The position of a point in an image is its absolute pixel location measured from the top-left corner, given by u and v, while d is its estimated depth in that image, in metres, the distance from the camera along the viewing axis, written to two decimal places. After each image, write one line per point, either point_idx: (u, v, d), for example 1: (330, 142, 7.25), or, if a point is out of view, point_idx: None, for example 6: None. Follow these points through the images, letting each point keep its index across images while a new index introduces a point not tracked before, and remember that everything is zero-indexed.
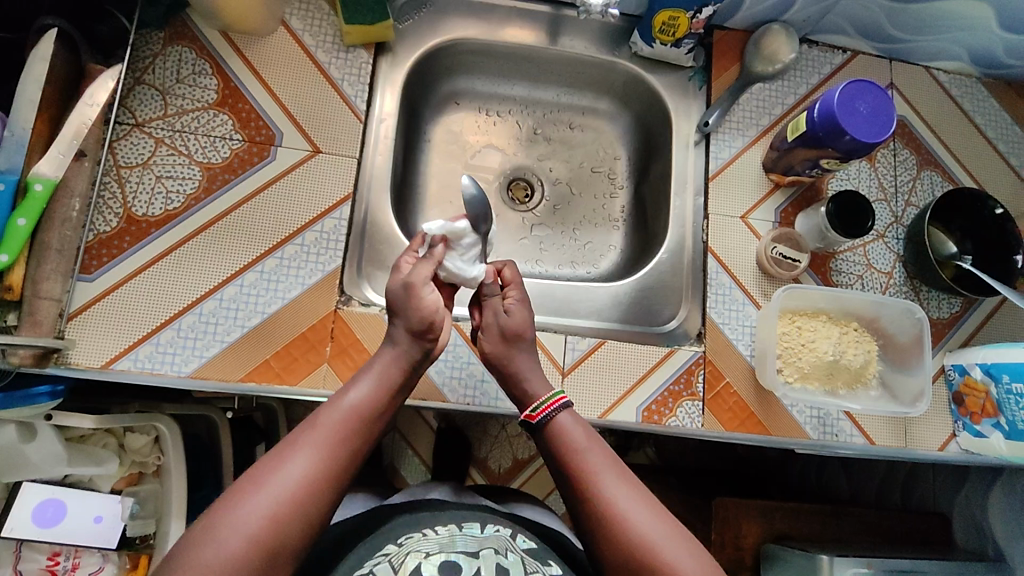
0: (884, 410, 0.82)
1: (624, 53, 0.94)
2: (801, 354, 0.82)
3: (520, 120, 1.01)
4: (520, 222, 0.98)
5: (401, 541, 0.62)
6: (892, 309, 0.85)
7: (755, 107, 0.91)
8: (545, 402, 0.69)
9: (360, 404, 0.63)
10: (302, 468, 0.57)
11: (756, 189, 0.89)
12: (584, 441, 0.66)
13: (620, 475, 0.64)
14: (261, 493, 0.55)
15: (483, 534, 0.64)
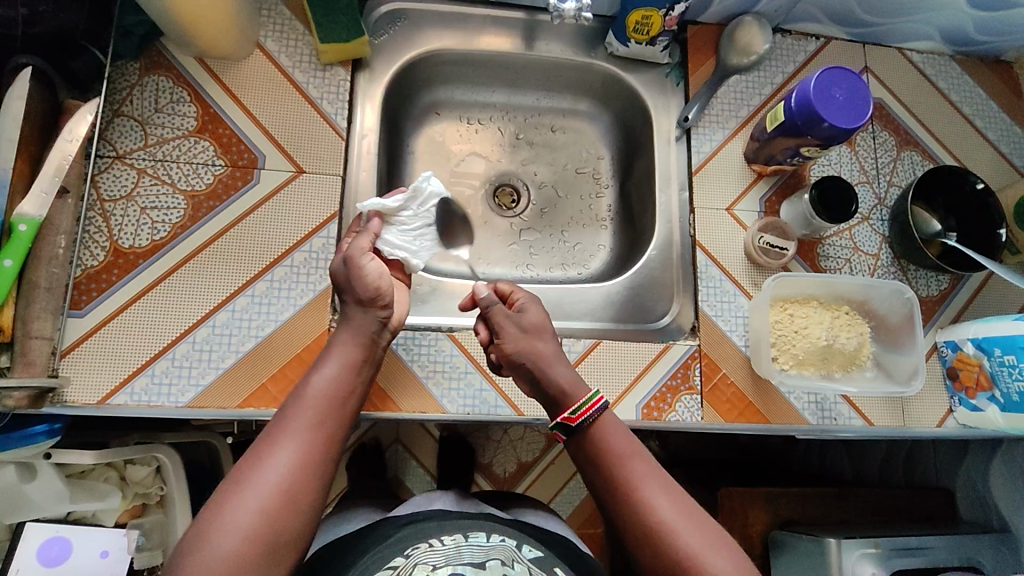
0: (880, 391, 0.83)
1: (600, 54, 0.94)
2: (793, 339, 0.83)
3: (502, 126, 1.01)
4: (508, 228, 0.98)
5: (408, 552, 0.62)
6: (879, 290, 0.86)
7: (734, 99, 0.92)
8: (585, 404, 0.67)
9: (329, 386, 0.63)
10: (285, 458, 0.58)
11: (739, 180, 0.90)
12: (625, 447, 0.66)
13: (661, 483, 0.64)
14: (251, 487, 0.56)
15: (489, 543, 0.64)
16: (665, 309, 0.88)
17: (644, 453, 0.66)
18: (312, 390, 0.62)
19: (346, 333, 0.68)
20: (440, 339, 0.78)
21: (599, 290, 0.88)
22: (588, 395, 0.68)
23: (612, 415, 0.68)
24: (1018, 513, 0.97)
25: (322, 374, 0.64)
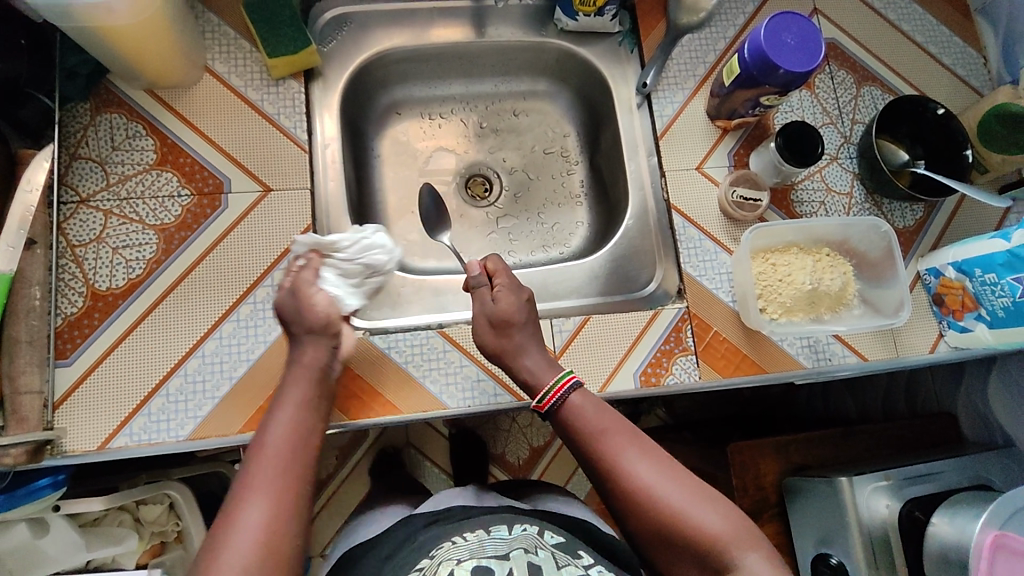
0: (868, 326, 0.84)
1: (551, 31, 0.94)
2: (778, 288, 0.83)
3: (464, 117, 1.01)
4: (485, 217, 0.98)
5: (433, 553, 0.62)
6: (857, 228, 0.86)
7: (689, 58, 0.92)
8: (554, 387, 0.69)
9: (284, 433, 0.59)
10: (259, 513, 0.53)
11: (706, 138, 0.90)
12: (599, 419, 0.67)
13: (639, 447, 0.65)
14: (230, 547, 0.51)
15: (512, 535, 0.64)
16: (649, 276, 0.88)
17: (619, 420, 0.67)
18: (268, 437, 0.59)
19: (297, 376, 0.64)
20: (431, 336, 0.76)
21: (583, 268, 0.90)
22: (557, 376, 0.70)
23: (583, 390, 0.69)
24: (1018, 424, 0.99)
25: (275, 418, 0.60)
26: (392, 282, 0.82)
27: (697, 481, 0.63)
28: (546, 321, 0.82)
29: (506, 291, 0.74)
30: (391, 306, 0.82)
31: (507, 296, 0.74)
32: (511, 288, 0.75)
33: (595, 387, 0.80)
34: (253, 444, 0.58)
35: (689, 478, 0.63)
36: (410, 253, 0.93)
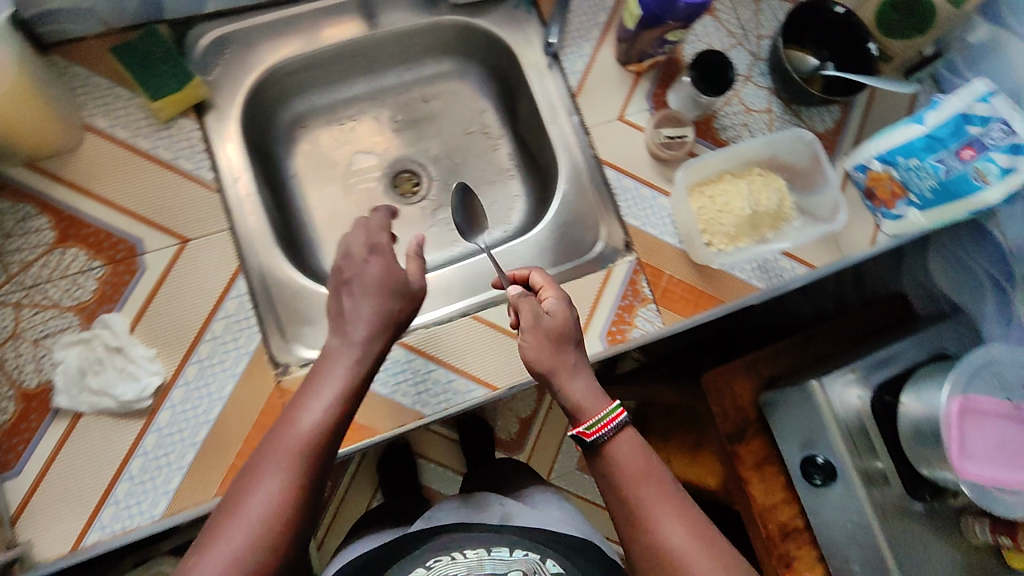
0: (812, 235, 0.85)
1: (443, 8, 0.89)
2: (718, 220, 0.85)
3: (375, 114, 0.97)
4: (420, 213, 0.96)
5: (429, 564, 0.71)
6: (783, 142, 0.88)
7: (589, 7, 0.89)
8: (610, 416, 0.62)
9: (318, 424, 0.58)
10: (282, 484, 0.55)
11: (621, 85, 0.88)
12: (641, 467, 0.61)
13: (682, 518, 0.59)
14: (235, 523, 0.54)
15: (513, 558, 0.71)
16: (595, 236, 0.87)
17: (665, 481, 0.61)
18: (302, 424, 0.58)
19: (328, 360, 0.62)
20: (391, 349, 0.75)
21: (530, 241, 0.87)
22: (609, 407, 0.62)
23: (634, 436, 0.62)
24: None
25: (309, 408, 0.59)
26: (337, 304, 0.79)
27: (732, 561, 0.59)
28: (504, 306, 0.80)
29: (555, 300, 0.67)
30: None
31: (558, 311, 0.65)
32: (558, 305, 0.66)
33: None
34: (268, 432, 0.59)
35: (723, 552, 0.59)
36: None
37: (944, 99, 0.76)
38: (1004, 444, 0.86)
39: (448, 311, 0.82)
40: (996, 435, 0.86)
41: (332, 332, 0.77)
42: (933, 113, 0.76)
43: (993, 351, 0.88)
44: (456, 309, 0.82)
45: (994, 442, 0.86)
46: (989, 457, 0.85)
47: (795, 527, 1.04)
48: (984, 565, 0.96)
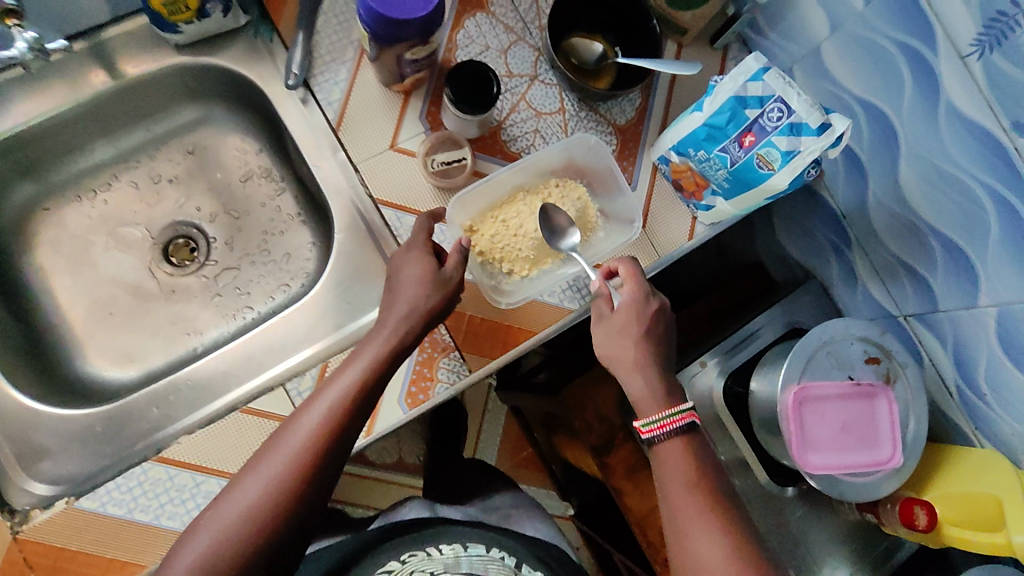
0: (612, 248, 0.79)
1: (167, 52, 0.78)
2: (508, 249, 0.78)
3: (131, 178, 0.87)
4: (202, 283, 0.88)
5: (403, 558, 0.72)
6: (573, 148, 0.80)
7: (339, 24, 0.78)
8: (673, 417, 0.68)
9: (350, 389, 0.64)
10: (293, 447, 0.61)
11: (388, 109, 0.77)
12: (681, 472, 0.66)
13: (695, 478, 0.66)
14: (270, 459, 0.61)
15: (490, 555, 0.73)
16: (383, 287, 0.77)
17: (708, 461, 0.68)
18: (337, 394, 0.64)
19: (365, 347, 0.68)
20: (149, 469, 0.69)
21: (303, 310, 0.76)
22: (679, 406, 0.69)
23: (699, 439, 0.69)
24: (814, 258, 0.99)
25: (337, 386, 0.65)
26: (76, 427, 0.71)
27: (747, 536, 0.63)
28: (280, 389, 0.72)
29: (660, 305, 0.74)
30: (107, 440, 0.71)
31: (627, 313, 0.72)
32: (639, 306, 0.72)
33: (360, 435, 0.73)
34: (312, 399, 0.65)
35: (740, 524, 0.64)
36: (118, 363, 0.82)
37: (717, 83, 0.67)
38: (850, 425, 0.82)
39: (217, 405, 0.73)
40: (840, 417, 0.82)
41: (85, 452, 0.71)
42: (709, 99, 0.68)
43: (828, 330, 0.83)
44: (227, 400, 0.74)
45: (839, 425, 0.82)
46: (833, 445, 0.82)
47: None
48: (857, 533, 0.95)
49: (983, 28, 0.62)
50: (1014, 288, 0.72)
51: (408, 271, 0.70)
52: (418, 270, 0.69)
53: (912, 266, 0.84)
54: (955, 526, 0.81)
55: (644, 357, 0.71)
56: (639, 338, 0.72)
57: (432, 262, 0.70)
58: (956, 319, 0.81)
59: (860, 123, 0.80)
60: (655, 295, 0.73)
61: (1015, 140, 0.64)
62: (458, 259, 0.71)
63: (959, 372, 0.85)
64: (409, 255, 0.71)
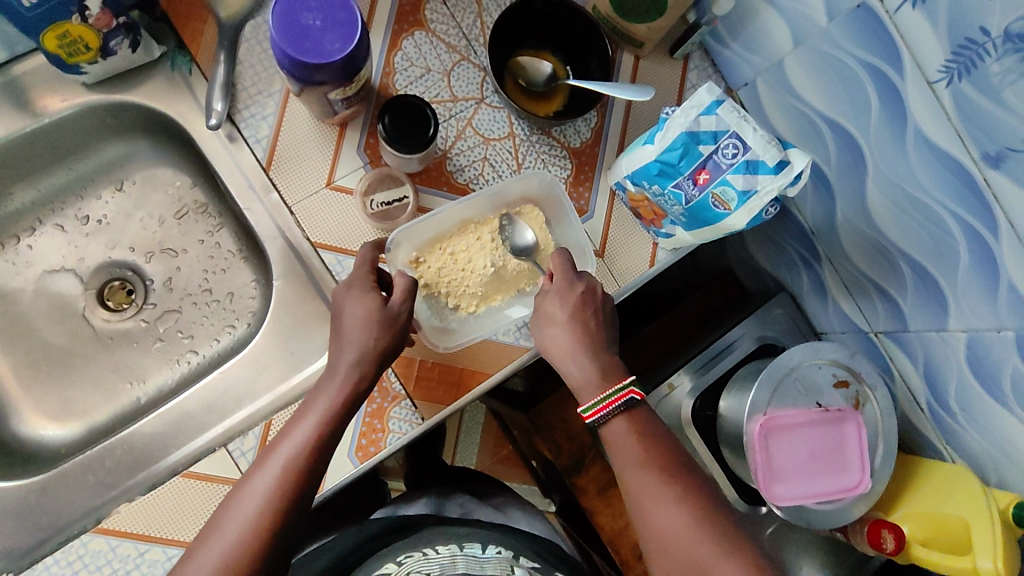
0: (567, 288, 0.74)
1: (78, 89, 0.72)
2: (451, 289, 0.73)
3: (57, 221, 0.82)
4: (141, 327, 0.82)
5: (399, 561, 0.59)
6: (530, 188, 0.75)
7: (265, 52, 0.72)
8: (607, 400, 0.63)
9: (343, 396, 0.61)
10: (265, 486, 0.56)
11: (322, 143, 0.72)
12: (632, 451, 0.62)
13: (647, 455, 0.62)
14: (214, 541, 0.53)
15: (486, 555, 0.59)
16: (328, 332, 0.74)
17: (659, 437, 0.63)
18: (287, 451, 0.58)
19: (320, 391, 0.62)
20: (89, 541, 0.65)
21: (243, 363, 0.74)
22: (611, 389, 0.64)
23: (642, 411, 0.64)
24: (785, 270, 0.96)
25: (288, 440, 0.59)
26: (10, 499, 0.68)
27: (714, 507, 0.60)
28: (222, 451, 0.68)
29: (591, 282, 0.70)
30: (42, 511, 0.68)
31: (554, 303, 0.68)
32: (563, 291, 0.68)
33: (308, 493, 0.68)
34: (266, 455, 0.59)
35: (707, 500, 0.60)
36: (56, 419, 0.78)
37: (669, 116, 0.64)
38: (817, 451, 0.80)
39: (158, 469, 0.71)
40: (808, 445, 0.80)
41: (21, 525, 0.67)
42: (661, 133, 0.65)
43: (795, 356, 0.80)
44: (168, 463, 0.71)
45: (807, 453, 0.80)
46: (801, 473, 0.79)
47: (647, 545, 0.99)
48: (840, 550, 0.91)
49: (953, 55, 0.60)
50: (983, 315, 0.69)
51: (351, 311, 0.63)
52: (362, 309, 0.62)
53: (883, 287, 0.80)
54: (923, 545, 0.78)
55: (582, 344, 0.66)
56: (577, 315, 0.67)
57: (375, 299, 0.63)
58: (927, 340, 0.77)
59: (827, 142, 0.76)
60: (583, 276, 0.69)
61: (984, 172, 0.62)
62: (406, 289, 0.64)
63: (929, 389, 0.81)
64: (351, 294, 0.64)
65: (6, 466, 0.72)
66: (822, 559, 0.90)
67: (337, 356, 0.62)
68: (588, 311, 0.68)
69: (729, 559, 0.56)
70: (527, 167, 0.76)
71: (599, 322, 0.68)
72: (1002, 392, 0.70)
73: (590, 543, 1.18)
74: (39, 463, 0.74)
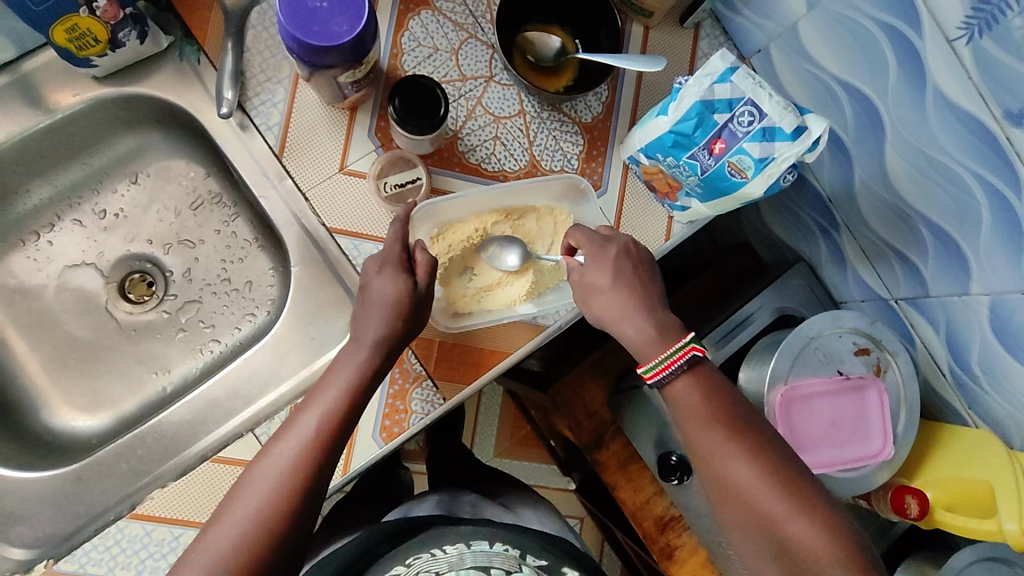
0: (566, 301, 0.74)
1: (89, 82, 0.73)
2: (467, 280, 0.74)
3: (75, 216, 0.83)
4: (163, 318, 0.83)
5: (410, 561, 0.60)
6: (560, 191, 0.75)
7: (273, 39, 0.72)
8: (675, 355, 0.63)
9: (364, 377, 0.62)
10: (288, 459, 0.57)
11: (334, 128, 0.72)
12: (703, 409, 0.61)
13: (716, 411, 0.61)
14: (235, 508, 0.55)
15: (493, 550, 0.60)
16: (348, 316, 0.75)
17: (725, 393, 0.63)
18: (306, 427, 0.59)
19: (338, 369, 0.63)
20: (125, 526, 0.66)
21: (265, 349, 0.75)
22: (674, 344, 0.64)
23: (708, 369, 0.63)
24: (801, 239, 0.95)
25: (306, 417, 0.60)
26: (46, 488, 0.70)
27: (779, 456, 0.60)
28: (249, 436, 0.69)
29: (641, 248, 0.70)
30: (76, 499, 0.70)
31: (595, 271, 0.67)
32: (598, 257, 0.68)
33: (335, 474, 0.69)
34: (286, 427, 0.60)
35: (783, 458, 0.60)
36: (85, 411, 0.79)
37: (682, 86, 0.63)
38: (839, 422, 0.80)
39: (187, 455, 0.72)
40: (830, 414, 0.80)
41: (58, 514, 0.69)
42: (674, 104, 0.64)
43: (815, 326, 0.79)
44: (198, 449, 0.72)
45: (829, 422, 0.80)
46: (821, 442, 0.79)
47: (671, 518, 0.98)
48: (864, 521, 0.91)
49: (972, 11, 0.58)
50: (1007, 277, 0.67)
51: (379, 289, 0.64)
52: (396, 296, 0.63)
53: (903, 253, 0.79)
54: (947, 510, 0.77)
55: (636, 300, 0.66)
56: (621, 280, 0.67)
57: (407, 282, 0.64)
58: (948, 305, 0.76)
59: (842, 106, 0.75)
60: (615, 238, 0.69)
61: (1006, 131, 0.61)
62: (427, 267, 0.66)
63: (952, 354, 0.80)
64: (382, 272, 0.64)
65: (41, 457, 0.74)
66: None
67: (362, 329, 0.63)
68: (628, 271, 0.68)
69: (802, 515, 0.57)
70: (539, 144, 0.75)
71: (620, 283, 0.67)
72: None
73: (612, 518, 1.18)
74: (70, 453, 0.76)
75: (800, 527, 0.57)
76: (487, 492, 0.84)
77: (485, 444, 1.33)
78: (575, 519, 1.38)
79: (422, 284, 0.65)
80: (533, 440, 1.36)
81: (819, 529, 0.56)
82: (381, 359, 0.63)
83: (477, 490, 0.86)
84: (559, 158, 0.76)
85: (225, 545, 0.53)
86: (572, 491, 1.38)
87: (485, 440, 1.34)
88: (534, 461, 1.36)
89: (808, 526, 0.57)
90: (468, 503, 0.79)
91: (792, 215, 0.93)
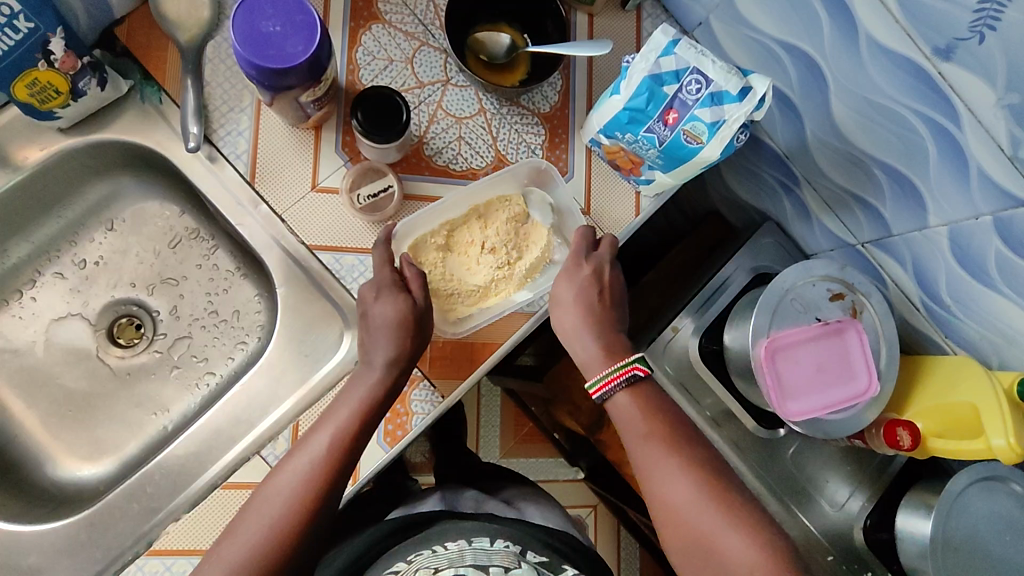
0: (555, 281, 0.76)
1: (54, 134, 0.74)
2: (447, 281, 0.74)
3: (55, 269, 0.83)
4: (155, 357, 0.84)
5: (409, 556, 0.61)
6: (528, 175, 0.77)
7: (232, 69, 0.73)
8: (618, 372, 0.67)
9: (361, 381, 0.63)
10: (299, 476, 0.59)
11: (301, 149, 0.74)
12: (641, 426, 0.65)
13: (653, 427, 0.65)
14: (247, 522, 0.57)
15: (493, 547, 0.61)
16: (338, 329, 0.76)
17: (664, 408, 0.66)
18: (318, 445, 0.61)
19: (350, 391, 0.64)
20: (144, 564, 0.67)
21: (261, 373, 0.76)
22: (612, 365, 0.68)
23: (646, 386, 0.67)
24: (765, 199, 0.98)
25: (320, 435, 0.61)
26: (59, 539, 0.70)
27: (716, 471, 0.63)
28: (256, 459, 0.70)
29: (613, 271, 0.73)
30: (90, 545, 0.70)
31: (564, 285, 0.72)
32: (570, 271, 0.72)
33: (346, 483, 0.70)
34: (298, 446, 0.61)
35: (718, 474, 0.63)
36: (90, 460, 0.80)
37: (630, 64, 0.67)
38: (824, 365, 0.82)
39: (197, 485, 0.73)
40: (814, 359, 0.82)
41: (75, 562, 0.69)
42: (624, 82, 0.67)
43: (788, 278, 0.83)
44: (207, 478, 0.73)
45: (814, 366, 0.82)
46: (810, 387, 0.82)
47: None
48: (862, 461, 0.94)
49: None
50: (960, 204, 0.71)
51: (376, 303, 0.65)
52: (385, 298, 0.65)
53: (862, 197, 0.82)
54: (938, 438, 0.81)
55: (591, 324, 0.70)
56: (582, 303, 0.71)
57: (406, 300, 0.66)
58: (911, 241, 0.80)
59: (785, 65, 0.79)
60: (591, 257, 0.72)
61: (938, 66, 0.64)
62: (420, 282, 0.68)
63: (921, 287, 0.83)
64: (381, 299, 0.66)
65: (50, 510, 0.74)
66: (846, 470, 0.93)
67: None
68: (594, 294, 0.71)
69: (734, 530, 0.58)
70: (502, 139, 0.78)
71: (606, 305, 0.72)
72: (988, 274, 0.73)
73: (622, 497, 1.20)
74: (78, 502, 0.76)
75: (732, 542, 0.58)
76: (491, 490, 0.86)
77: (491, 445, 1.35)
78: (588, 508, 1.40)
79: (419, 293, 0.68)
80: (537, 435, 1.37)
81: (749, 543, 0.58)
82: (387, 375, 0.65)
83: (479, 487, 0.87)
84: (523, 150, 0.78)
85: (235, 565, 0.54)
86: (581, 480, 1.40)
87: (490, 442, 1.35)
88: (540, 456, 1.38)
89: (741, 542, 0.58)
90: (475, 500, 0.80)
91: (754, 177, 0.97)
